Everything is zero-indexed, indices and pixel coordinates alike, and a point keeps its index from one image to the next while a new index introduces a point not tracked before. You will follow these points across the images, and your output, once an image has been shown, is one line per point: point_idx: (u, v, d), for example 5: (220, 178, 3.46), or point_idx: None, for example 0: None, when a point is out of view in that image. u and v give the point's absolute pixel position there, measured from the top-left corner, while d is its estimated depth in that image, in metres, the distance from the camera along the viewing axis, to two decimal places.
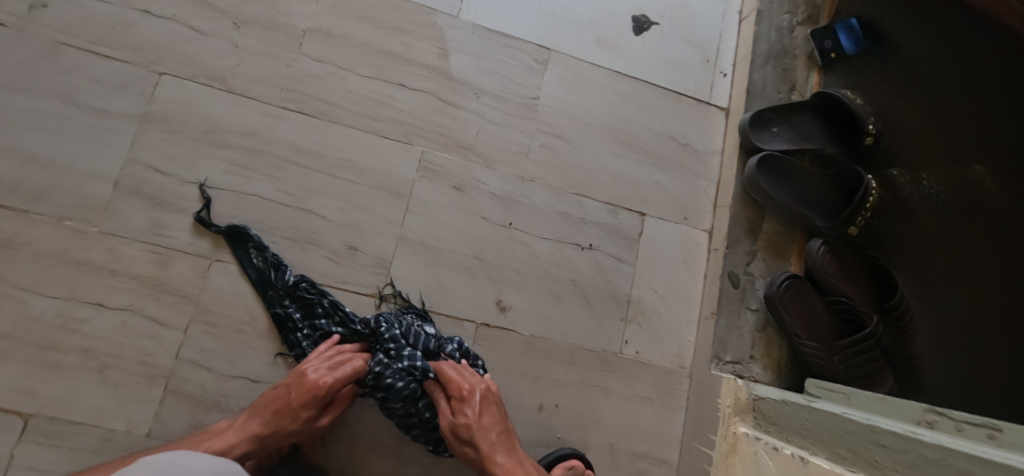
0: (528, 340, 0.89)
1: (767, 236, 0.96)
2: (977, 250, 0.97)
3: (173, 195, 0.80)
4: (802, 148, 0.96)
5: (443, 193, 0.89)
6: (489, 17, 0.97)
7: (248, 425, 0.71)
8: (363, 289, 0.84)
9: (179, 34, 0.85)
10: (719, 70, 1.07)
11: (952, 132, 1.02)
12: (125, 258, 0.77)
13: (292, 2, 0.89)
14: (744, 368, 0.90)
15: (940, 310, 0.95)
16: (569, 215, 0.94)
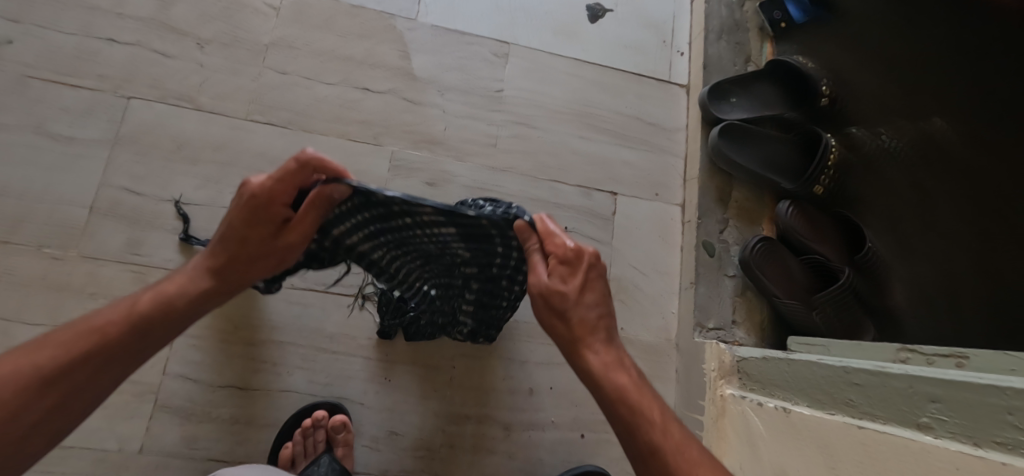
0: (512, 325, 0.90)
1: (737, 204, 0.98)
2: (945, 201, 0.99)
3: (148, 213, 0.81)
4: (761, 114, 0.99)
5: (416, 189, 0.91)
6: (447, 17, 1.00)
7: (225, 265, 0.50)
8: (344, 290, 0.85)
9: (144, 59, 0.87)
10: (676, 49, 1.11)
11: (907, 90, 1.04)
12: (105, 279, 0.78)
13: (252, 20, 0.92)
14: (727, 334, 0.92)
15: (915, 261, 0.95)
16: (543, 200, 0.96)
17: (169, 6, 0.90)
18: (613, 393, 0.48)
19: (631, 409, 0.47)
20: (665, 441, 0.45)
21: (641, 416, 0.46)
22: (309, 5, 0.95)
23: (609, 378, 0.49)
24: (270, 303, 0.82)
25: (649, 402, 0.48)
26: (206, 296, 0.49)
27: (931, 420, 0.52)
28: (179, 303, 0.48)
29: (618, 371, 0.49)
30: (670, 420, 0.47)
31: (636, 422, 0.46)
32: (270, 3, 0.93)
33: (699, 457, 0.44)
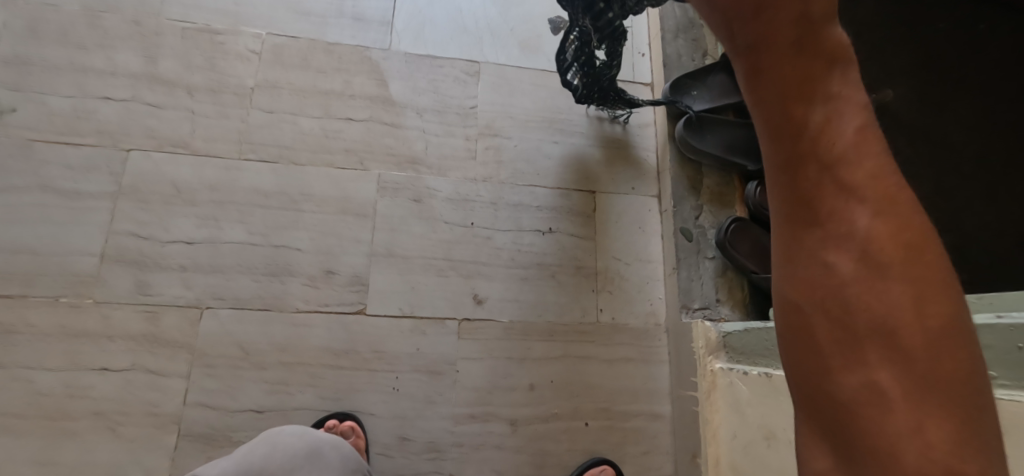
0: (507, 326, 0.95)
1: (709, 191, 1.04)
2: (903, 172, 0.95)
3: (154, 255, 0.87)
4: (722, 104, 1.05)
5: (404, 206, 0.96)
6: (416, 44, 1.07)
7: None
8: (345, 308, 0.90)
9: (138, 111, 0.93)
10: (637, 51, 1.18)
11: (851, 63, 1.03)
12: (120, 321, 0.83)
13: (235, 65, 0.99)
14: (713, 311, 0.97)
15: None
16: (524, 204, 1.02)
17: (158, 61, 0.96)
18: (795, 106, 0.35)
19: (793, 127, 0.35)
20: (840, 170, 0.33)
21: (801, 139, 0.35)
22: (287, 46, 1.01)
23: (797, 92, 0.36)
24: (276, 328, 0.87)
25: (819, 123, 0.35)
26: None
27: None
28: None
29: (803, 64, 0.36)
30: (855, 143, 0.34)
31: (796, 147, 0.35)
32: (251, 48, 1.00)
33: (884, 195, 0.33)
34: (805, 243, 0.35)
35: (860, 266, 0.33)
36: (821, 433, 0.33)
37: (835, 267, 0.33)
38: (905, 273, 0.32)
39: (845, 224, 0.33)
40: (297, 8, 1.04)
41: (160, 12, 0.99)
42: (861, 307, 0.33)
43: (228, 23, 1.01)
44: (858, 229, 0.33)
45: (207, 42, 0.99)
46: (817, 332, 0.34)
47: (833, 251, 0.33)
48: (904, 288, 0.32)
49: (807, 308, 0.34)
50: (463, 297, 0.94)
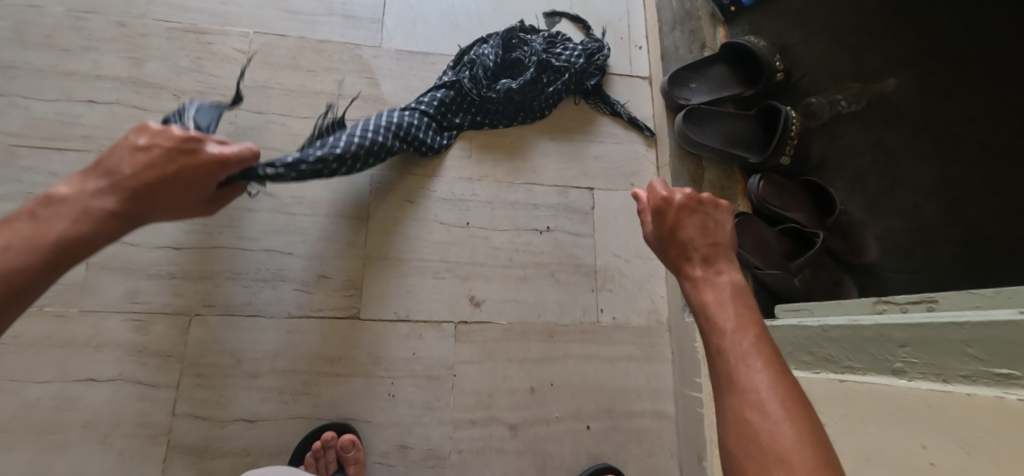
0: (506, 328, 0.92)
1: (711, 185, 1.02)
2: (908, 160, 1.00)
3: (142, 262, 0.84)
4: (722, 95, 1.03)
5: (397, 207, 0.94)
6: (408, 42, 1.04)
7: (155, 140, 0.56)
8: (339, 313, 0.88)
9: (124, 115, 0.91)
10: (634, 44, 1.15)
11: (858, 55, 1.08)
12: (108, 330, 0.81)
13: (223, 66, 0.96)
14: None
15: (887, 219, 1.00)
16: (521, 202, 0.99)
17: (144, 63, 0.94)
18: (709, 297, 0.53)
19: (706, 311, 0.52)
20: (734, 347, 0.47)
21: (716, 323, 0.50)
22: (276, 45, 0.99)
23: (710, 289, 0.54)
24: (269, 334, 0.85)
25: (729, 311, 0.50)
26: (37, 272, 0.46)
27: (904, 365, 0.54)
28: (16, 280, 0.44)
29: (706, 268, 0.56)
30: (752, 327, 0.48)
31: (711, 336, 0.49)
32: (239, 49, 0.98)
33: (776, 370, 0.44)
34: (720, 410, 0.45)
35: (760, 413, 0.41)
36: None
37: (747, 411, 0.42)
38: (787, 405, 0.41)
39: (744, 383, 0.44)
40: (285, 7, 1.02)
41: (146, 13, 0.97)
42: (762, 434, 0.40)
43: (215, 23, 0.99)
44: (751, 385, 0.43)
45: (195, 42, 0.97)
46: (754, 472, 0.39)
47: (743, 405, 0.43)
48: (807, 433, 0.40)
49: (738, 460, 0.41)
50: (460, 299, 0.92)
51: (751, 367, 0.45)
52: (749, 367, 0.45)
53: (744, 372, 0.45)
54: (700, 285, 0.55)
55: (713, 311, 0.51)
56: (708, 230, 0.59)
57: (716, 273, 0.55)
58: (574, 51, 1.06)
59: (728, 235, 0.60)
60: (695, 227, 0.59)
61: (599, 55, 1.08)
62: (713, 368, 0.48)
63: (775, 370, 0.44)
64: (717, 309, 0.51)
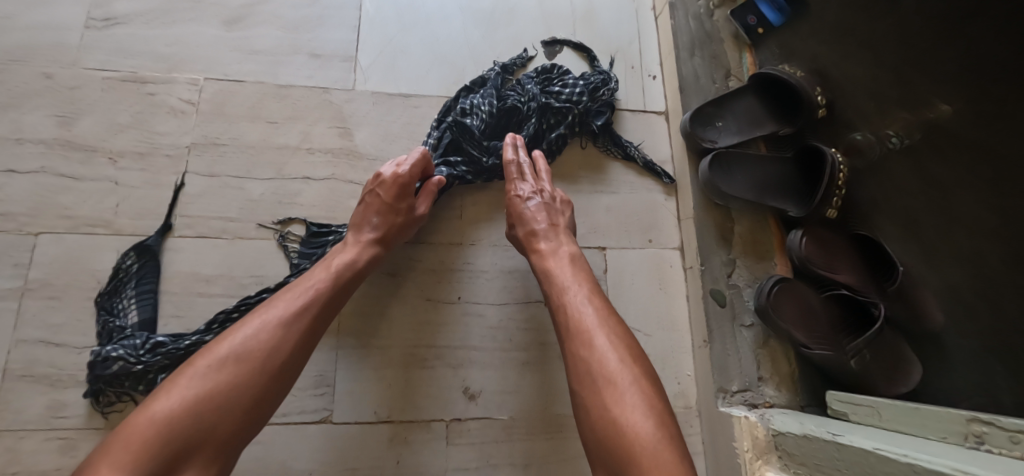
0: (507, 424, 0.78)
1: (742, 239, 0.87)
2: (964, 197, 0.87)
3: (69, 366, 0.71)
4: (752, 136, 0.88)
5: (376, 283, 0.80)
6: (386, 82, 0.90)
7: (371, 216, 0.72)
8: (308, 417, 0.74)
9: (51, 185, 0.77)
10: (647, 73, 1.01)
11: (902, 78, 0.94)
12: (28, 454, 0.67)
13: (168, 120, 0.82)
14: (755, 395, 0.79)
15: (943, 268, 0.85)
16: (522, 270, 0.85)
17: (75, 122, 0.80)
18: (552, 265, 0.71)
19: (551, 277, 0.70)
20: (578, 301, 0.65)
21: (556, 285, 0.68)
22: (232, 93, 0.85)
23: (552, 255, 0.72)
24: None
25: (566, 271, 0.70)
26: (329, 301, 0.63)
27: None
28: (314, 312, 0.61)
29: (552, 239, 0.74)
30: (583, 283, 0.68)
31: (556, 298, 0.67)
32: (188, 99, 0.84)
33: (606, 315, 0.64)
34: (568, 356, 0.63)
35: (587, 349, 0.61)
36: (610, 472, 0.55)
37: (584, 355, 0.60)
38: (617, 340, 0.61)
39: (584, 327, 0.62)
40: (242, 46, 0.88)
41: (78, 60, 0.83)
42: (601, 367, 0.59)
43: (160, 69, 0.84)
44: (584, 324, 0.63)
45: (135, 93, 0.83)
46: (592, 392, 0.58)
47: (582, 345, 0.61)
48: (626, 357, 0.60)
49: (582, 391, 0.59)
50: (451, 391, 0.78)
51: (585, 315, 0.63)
52: (585, 316, 0.63)
53: (582, 319, 0.63)
54: (546, 255, 0.72)
55: (556, 276, 0.69)
56: (554, 206, 0.78)
57: (563, 244, 0.74)
58: (576, 86, 0.90)
59: (567, 213, 0.79)
60: (540, 211, 0.76)
61: (604, 89, 0.93)
62: (556, 317, 0.66)
63: (605, 317, 0.63)
64: (558, 277, 0.69)
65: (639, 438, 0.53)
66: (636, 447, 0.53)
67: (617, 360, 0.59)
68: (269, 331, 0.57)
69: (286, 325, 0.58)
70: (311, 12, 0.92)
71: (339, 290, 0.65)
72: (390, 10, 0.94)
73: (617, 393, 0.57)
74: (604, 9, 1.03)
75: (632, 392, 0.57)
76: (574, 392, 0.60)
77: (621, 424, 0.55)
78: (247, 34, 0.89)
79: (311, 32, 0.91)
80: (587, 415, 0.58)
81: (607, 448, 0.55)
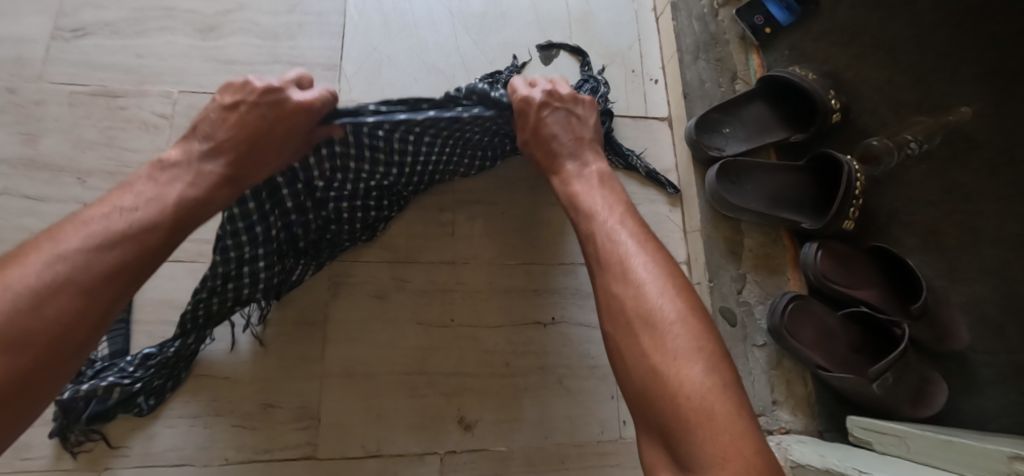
0: (504, 456, 0.73)
1: (752, 253, 0.82)
2: (989, 207, 0.77)
3: None
4: (762, 143, 0.83)
5: (363, 306, 0.75)
6: (372, 91, 0.85)
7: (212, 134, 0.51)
8: (291, 453, 0.69)
9: (12, 207, 0.72)
10: (648, 77, 0.96)
11: (920, 78, 0.85)
12: None
13: (140, 136, 0.77)
14: (770, 420, 0.75)
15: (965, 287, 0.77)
16: (519, 289, 0.80)
17: (39, 139, 0.75)
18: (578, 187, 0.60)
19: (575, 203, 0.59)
20: (611, 225, 0.54)
21: (583, 211, 0.57)
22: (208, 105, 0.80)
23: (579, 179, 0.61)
24: None
25: (596, 196, 0.59)
26: (122, 282, 0.42)
27: None
28: (91, 302, 0.40)
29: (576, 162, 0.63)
30: (616, 208, 0.56)
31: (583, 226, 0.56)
32: (161, 112, 0.79)
33: (644, 239, 0.52)
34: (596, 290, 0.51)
35: (621, 280, 0.49)
36: (656, 432, 0.42)
37: (615, 285, 0.49)
38: (659, 265, 0.49)
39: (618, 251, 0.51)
40: (219, 56, 0.83)
41: (42, 74, 0.78)
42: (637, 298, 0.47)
43: (131, 81, 0.80)
44: (614, 253, 0.51)
45: (104, 107, 0.78)
46: (624, 328, 0.47)
47: (615, 271, 0.50)
48: (671, 284, 0.48)
49: (614, 329, 0.47)
50: (444, 422, 0.73)
51: (618, 239, 0.52)
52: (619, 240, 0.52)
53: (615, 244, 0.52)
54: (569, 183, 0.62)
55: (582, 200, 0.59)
56: (579, 125, 0.66)
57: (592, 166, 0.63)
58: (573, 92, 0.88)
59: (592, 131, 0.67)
60: (564, 129, 0.65)
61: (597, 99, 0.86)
62: (585, 248, 0.55)
63: (644, 242, 0.52)
64: (586, 201, 0.58)
65: (688, 390, 0.41)
66: (686, 402, 0.40)
67: (657, 294, 0.47)
68: (57, 304, 0.38)
69: (24, 334, 0.37)
70: (292, 19, 0.87)
71: (141, 265, 0.44)
72: (376, 16, 0.90)
73: (657, 334, 0.45)
74: (601, 10, 0.98)
75: (675, 333, 0.44)
76: (607, 337, 0.48)
77: (664, 372, 0.42)
78: (224, 42, 0.84)
79: (292, 40, 0.86)
80: (618, 359, 0.46)
81: (648, 405, 0.42)
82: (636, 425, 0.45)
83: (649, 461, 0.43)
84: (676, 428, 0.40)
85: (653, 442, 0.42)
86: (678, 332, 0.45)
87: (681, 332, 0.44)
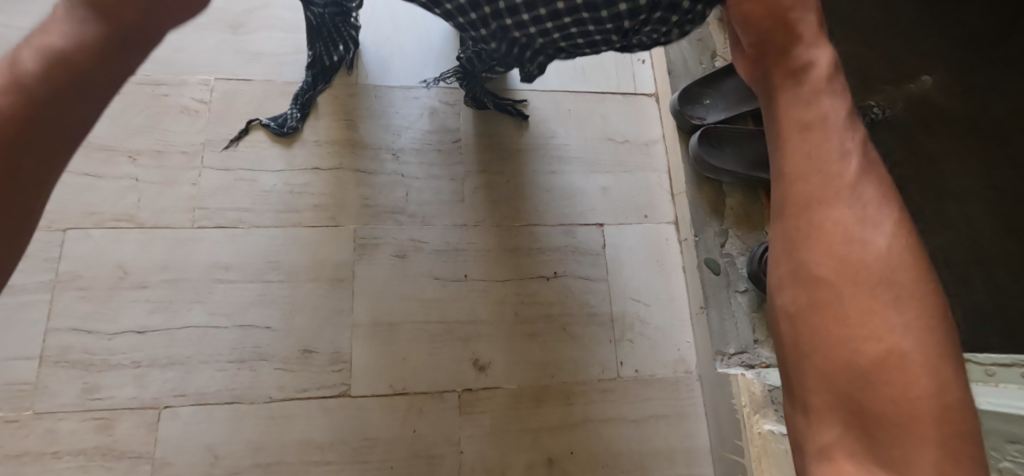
0: (515, 393, 0.82)
1: (734, 211, 0.92)
2: (959, 173, 0.89)
3: (100, 352, 0.75)
4: (740, 111, 0.92)
5: (385, 264, 0.84)
6: (386, 76, 0.94)
7: None
8: (327, 391, 0.78)
9: (72, 184, 0.81)
10: (636, 58, 1.05)
11: (888, 53, 1.00)
12: (67, 433, 0.72)
13: (181, 119, 0.87)
14: (751, 356, 0.84)
15: (947, 229, 0.88)
16: (523, 246, 0.89)
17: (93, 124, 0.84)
18: (778, 52, 0.39)
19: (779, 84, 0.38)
20: (837, 135, 0.35)
21: (818, 98, 0.36)
22: (240, 92, 0.89)
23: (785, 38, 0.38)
24: (248, 422, 0.75)
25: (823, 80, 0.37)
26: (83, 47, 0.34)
27: (1014, 466, 0.43)
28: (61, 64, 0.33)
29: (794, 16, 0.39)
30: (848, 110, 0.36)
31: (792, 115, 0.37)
32: (200, 98, 0.88)
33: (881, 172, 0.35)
34: (792, 220, 0.35)
35: (868, 238, 0.32)
36: (857, 424, 0.31)
37: (836, 235, 0.33)
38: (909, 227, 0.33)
39: (842, 186, 0.34)
40: (249, 48, 0.92)
41: None
42: (869, 266, 0.32)
43: (172, 72, 0.89)
44: (851, 176, 0.34)
45: (150, 95, 0.87)
46: (845, 296, 0.32)
47: (834, 216, 0.33)
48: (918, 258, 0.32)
49: (823, 293, 0.32)
50: (461, 365, 0.82)
51: (843, 163, 0.34)
52: (848, 165, 0.34)
53: (839, 170, 0.34)
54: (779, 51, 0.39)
55: (799, 76, 0.37)
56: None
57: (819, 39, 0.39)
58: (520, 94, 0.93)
59: None
60: None
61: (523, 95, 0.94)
62: (793, 134, 0.36)
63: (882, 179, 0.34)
64: (802, 83, 0.37)
65: (944, 400, 0.29)
66: (940, 414, 0.28)
67: (908, 261, 0.32)
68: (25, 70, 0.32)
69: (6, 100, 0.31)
70: None
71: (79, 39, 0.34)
72: (387, 9, 0.99)
73: (917, 315, 0.31)
74: None
75: (933, 324, 0.30)
76: (815, 279, 0.33)
77: (906, 366, 0.30)
78: (253, 36, 0.93)
79: None
80: (817, 327, 0.32)
81: (871, 389, 0.30)
82: (804, 392, 0.33)
83: (812, 439, 0.33)
84: (902, 435, 0.29)
85: (832, 420, 0.32)
86: (938, 323, 0.31)
87: (941, 329, 0.30)
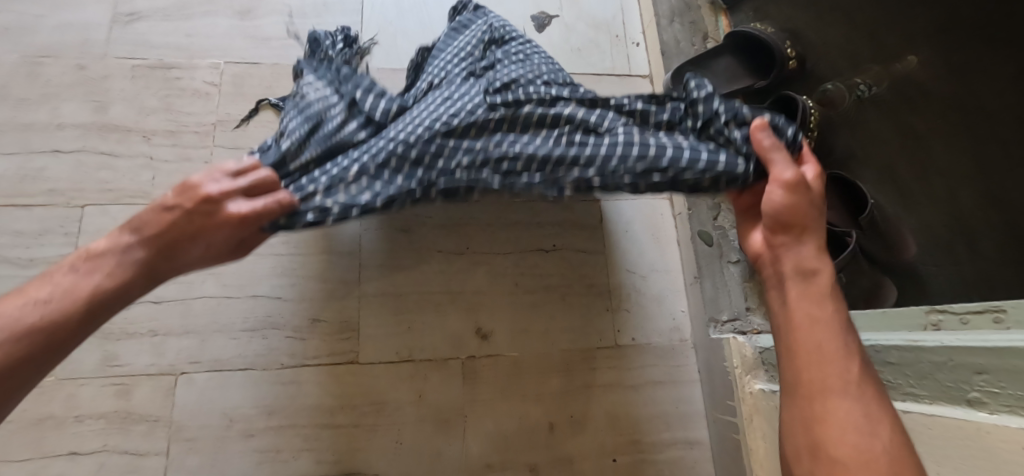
0: (516, 360, 0.85)
1: None
2: (941, 151, 0.91)
3: (119, 321, 0.78)
4: (732, 88, 0.96)
5: (390, 238, 0.87)
6: (390, 60, 0.98)
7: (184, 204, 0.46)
8: (337, 358, 0.81)
9: (89, 163, 0.84)
10: (631, 41, 1.08)
11: (874, 33, 1.00)
12: (89, 398, 0.75)
13: (192, 101, 0.90)
14: (744, 323, 0.86)
15: (926, 204, 0.89)
16: (523, 221, 0.92)
17: (108, 107, 0.88)
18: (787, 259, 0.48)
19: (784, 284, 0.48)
20: (829, 343, 0.43)
21: (826, 302, 0.46)
22: (249, 74, 0.93)
23: (808, 262, 0.47)
24: (261, 388, 0.78)
25: (821, 293, 0.46)
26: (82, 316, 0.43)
27: (982, 395, 0.46)
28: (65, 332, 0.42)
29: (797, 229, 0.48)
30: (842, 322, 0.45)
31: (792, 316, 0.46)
32: (210, 81, 0.91)
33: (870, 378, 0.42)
34: (796, 411, 0.43)
35: (869, 433, 0.38)
36: None
37: (825, 417, 0.40)
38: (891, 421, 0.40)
39: (832, 381, 0.42)
40: (257, 32, 0.96)
41: (107, 52, 0.90)
42: (856, 445, 0.38)
43: (183, 56, 0.92)
44: (838, 379, 0.41)
45: (162, 78, 0.90)
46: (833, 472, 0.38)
47: (824, 397, 0.41)
48: (901, 449, 0.38)
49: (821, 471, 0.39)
50: (465, 334, 0.85)
51: (836, 362, 0.42)
52: (840, 364, 0.42)
53: (833, 368, 0.42)
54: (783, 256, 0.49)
55: (802, 283, 0.47)
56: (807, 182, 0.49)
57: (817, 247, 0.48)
58: None
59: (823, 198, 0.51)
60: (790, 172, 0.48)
61: None
62: (798, 337, 0.45)
63: (870, 382, 0.42)
64: (807, 291, 0.46)
65: None
66: None
67: (893, 452, 0.37)
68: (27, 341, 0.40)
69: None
70: None
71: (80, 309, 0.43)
72: None
73: None
74: None
75: None
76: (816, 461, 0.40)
77: None
78: (260, 21, 0.97)
79: (317, 15, 0.98)
80: None
81: None
82: None
83: None
84: None
85: None
86: None
87: None
